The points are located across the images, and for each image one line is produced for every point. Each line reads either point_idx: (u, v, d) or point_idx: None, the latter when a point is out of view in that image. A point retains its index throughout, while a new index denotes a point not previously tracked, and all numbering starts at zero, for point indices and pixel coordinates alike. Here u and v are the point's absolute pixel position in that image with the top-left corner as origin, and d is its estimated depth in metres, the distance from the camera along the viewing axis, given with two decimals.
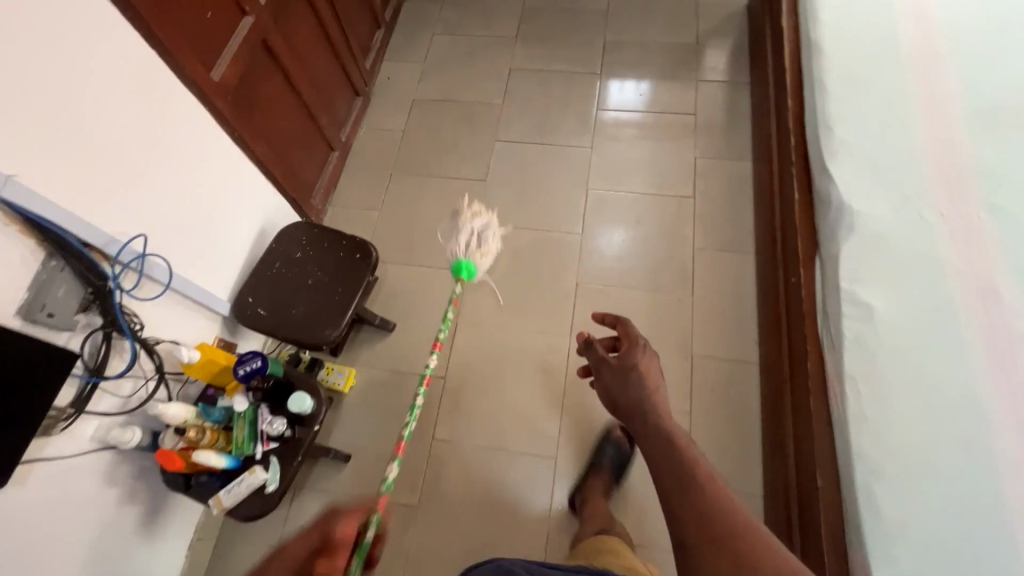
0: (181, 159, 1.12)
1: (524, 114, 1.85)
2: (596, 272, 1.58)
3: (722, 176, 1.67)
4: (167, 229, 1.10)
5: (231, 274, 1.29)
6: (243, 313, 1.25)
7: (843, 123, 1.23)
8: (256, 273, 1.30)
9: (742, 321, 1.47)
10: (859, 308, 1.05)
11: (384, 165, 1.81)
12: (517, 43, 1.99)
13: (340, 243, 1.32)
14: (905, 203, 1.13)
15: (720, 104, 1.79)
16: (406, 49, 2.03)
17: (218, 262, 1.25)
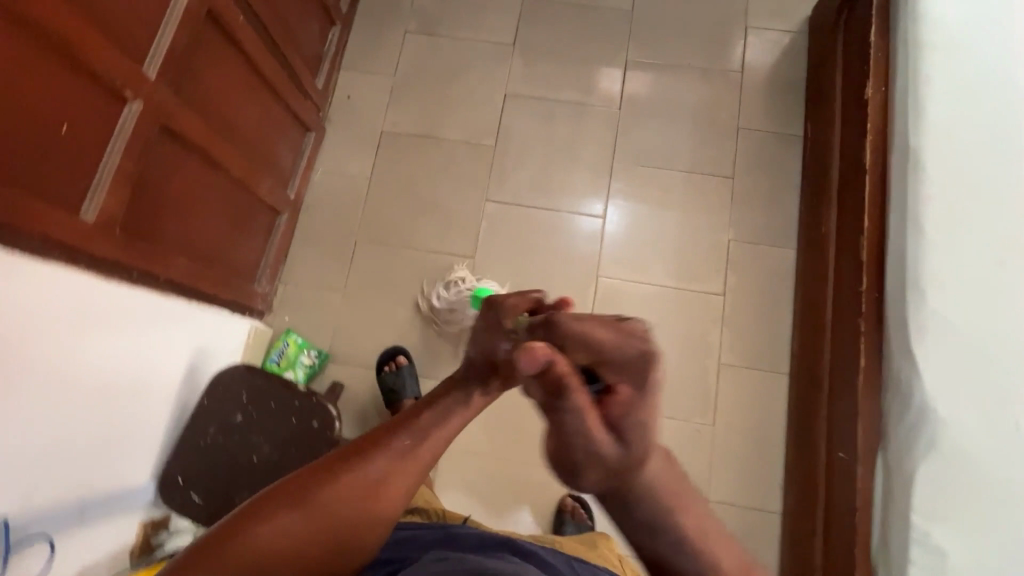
0: (62, 349, 0.81)
1: (522, 163, 1.48)
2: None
3: (759, 266, 1.40)
4: (51, 446, 0.82)
5: (149, 444, 1.03)
6: (171, 497, 1.04)
7: (936, 287, 0.96)
8: (185, 442, 1.06)
9: (767, 460, 1.29)
10: (931, 556, 0.87)
11: (347, 229, 1.47)
12: (516, 55, 1.56)
13: (291, 404, 1.08)
14: (1000, 408, 0.91)
15: (764, 164, 1.46)
16: (372, 54, 1.57)
17: (130, 442, 0.98)
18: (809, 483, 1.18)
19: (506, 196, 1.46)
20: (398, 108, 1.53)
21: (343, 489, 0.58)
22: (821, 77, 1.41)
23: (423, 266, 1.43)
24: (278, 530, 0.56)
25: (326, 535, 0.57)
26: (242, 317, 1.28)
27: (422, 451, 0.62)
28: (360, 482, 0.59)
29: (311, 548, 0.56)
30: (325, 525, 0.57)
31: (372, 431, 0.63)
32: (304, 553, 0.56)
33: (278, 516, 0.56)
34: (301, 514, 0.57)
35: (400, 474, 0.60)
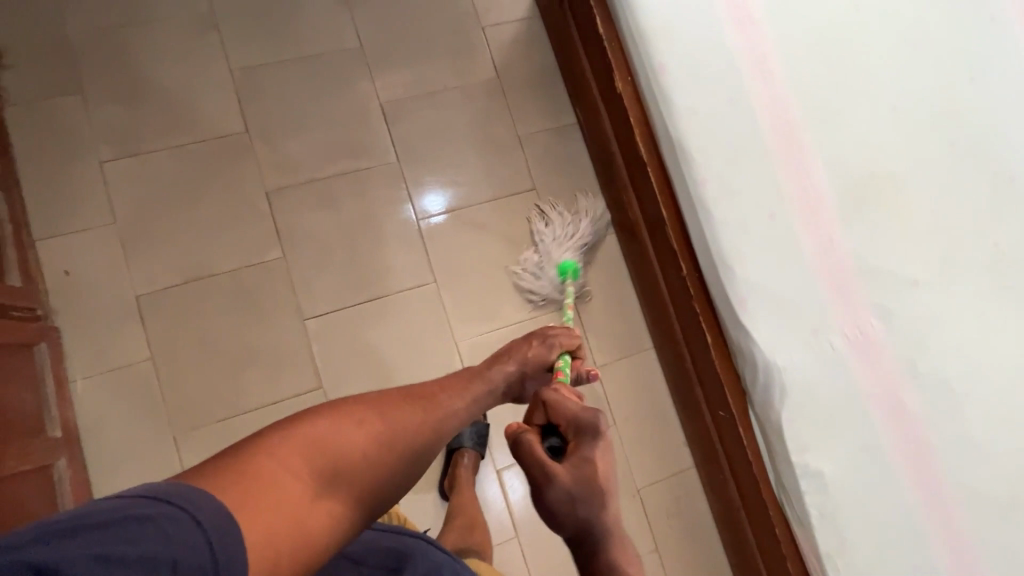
0: None
1: (325, 264, 1.31)
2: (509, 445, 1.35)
3: (593, 263, 1.44)
4: None
5: None
6: None
7: (742, 260, 1.09)
8: None
9: (666, 429, 1.41)
10: (814, 480, 1.05)
11: (153, 429, 1.19)
12: (256, 143, 1.32)
13: None
14: (814, 337, 1.09)
15: (555, 163, 1.46)
16: (70, 208, 1.22)
17: None
18: (708, 439, 1.32)
19: (323, 307, 1.29)
20: (143, 260, 1.23)
21: (359, 416, 0.67)
22: (570, 65, 1.43)
23: (270, 423, 1.23)
24: (322, 442, 0.62)
25: (326, 460, 0.61)
26: None
27: (449, 406, 0.79)
28: (412, 414, 0.73)
29: (351, 466, 0.63)
30: (368, 445, 0.65)
31: (401, 392, 0.75)
32: (347, 474, 0.62)
33: (319, 423, 0.63)
34: (363, 414, 0.68)
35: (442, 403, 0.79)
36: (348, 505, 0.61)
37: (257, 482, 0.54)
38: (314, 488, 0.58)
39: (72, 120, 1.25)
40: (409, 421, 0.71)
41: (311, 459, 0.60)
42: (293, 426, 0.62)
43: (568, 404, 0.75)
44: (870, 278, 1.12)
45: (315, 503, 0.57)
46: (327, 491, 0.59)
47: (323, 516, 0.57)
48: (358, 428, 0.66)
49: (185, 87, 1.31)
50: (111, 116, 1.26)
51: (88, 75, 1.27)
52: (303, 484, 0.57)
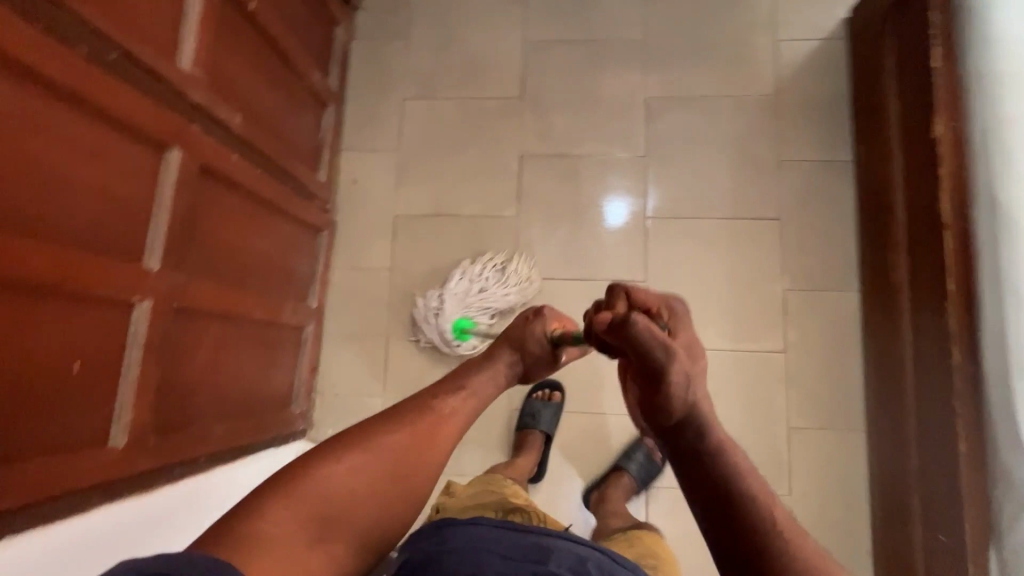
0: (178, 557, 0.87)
1: (549, 233, 1.37)
2: (664, 468, 1.31)
3: (822, 316, 1.29)
4: None
5: None
6: None
7: None
8: None
9: (852, 526, 1.22)
10: None
11: (375, 328, 1.39)
12: (525, 110, 1.43)
13: None
14: None
15: (813, 197, 1.33)
16: (370, 130, 1.46)
17: None
18: (908, 562, 1.10)
19: (536, 272, 1.36)
20: (409, 186, 1.43)
21: (353, 454, 0.65)
22: (869, 96, 1.27)
23: (462, 358, 1.35)
24: (322, 483, 0.61)
25: (329, 509, 0.60)
26: (288, 445, 1.25)
27: (455, 417, 0.76)
28: (401, 439, 0.69)
29: (346, 510, 0.62)
30: (369, 479, 0.64)
31: (396, 411, 0.73)
32: (346, 515, 0.61)
33: (323, 460, 0.63)
34: (354, 451, 0.65)
35: (445, 421, 0.75)
36: (351, 542, 0.61)
37: (260, 543, 0.54)
38: (310, 539, 0.58)
39: (393, 60, 1.48)
40: (407, 448, 0.69)
41: (305, 509, 0.59)
42: (288, 479, 0.60)
43: (649, 291, 0.71)
44: None
45: (316, 548, 0.58)
46: (327, 535, 0.59)
47: (324, 557, 0.58)
48: (350, 466, 0.64)
49: (484, 48, 1.47)
50: (421, 62, 1.48)
51: (416, 26, 1.49)
52: (302, 531, 0.57)
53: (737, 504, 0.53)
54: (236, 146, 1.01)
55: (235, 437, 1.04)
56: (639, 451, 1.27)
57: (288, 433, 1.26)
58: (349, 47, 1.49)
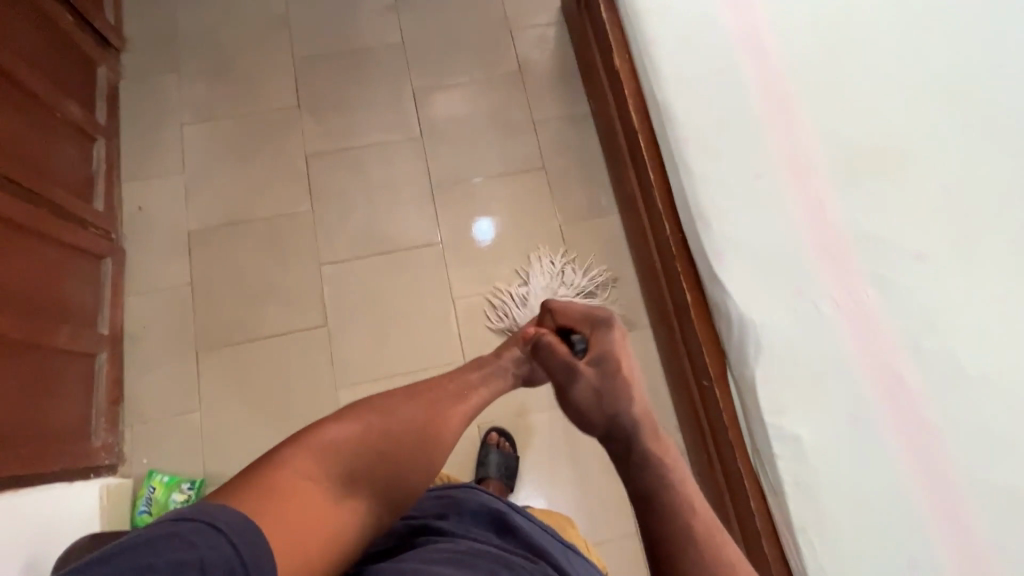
0: None
1: (346, 217, 1.46)
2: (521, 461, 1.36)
3: (594, 239, 1.49)
4: None
5: None
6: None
7: (720, 214, 1.09)
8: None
9: (658, 409, 1.38)
10: (789, 444, 0.98)
11: (181, 344, 1.35)
12: (303, 116, 1.54)
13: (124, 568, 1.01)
14: (796, 296, 1.05)
15: (566, 146, 1.56)
16: (152, 159, 1.48)
17: None
18: (696, 418, 1.26)
19: (340, 255, 1.43)
20: (200, 203, 1.46)
21: (370, 422, 0.68)
22: (585, 58, 1.55)
23: (280, 351, 1.36)
24: (333, 447, 0.65)
25: (352, 473, 0.65)
26: (86, 481, 1.16)
27: (466, 403, 0.76)
28: (416, 409, 0.72)
29: (362, 470, 0.65)
30: (379, 447, 0.67)
31: (406, 390, 0.74)
32: (367, 480, 0.65)
33: (333, 426, 0.67)
34: (370, 419, 0.69)
35: (463, 391, 0.77)
36: (373, 500, 0.65)
37: (276, 498, 0.59)
38: (336, 491, 0.63)
39: (166, 91, 1.54)
40: (416, 419, 0.71)
41: (324, 467, 0.64)
42: (306, 437, 0.66)
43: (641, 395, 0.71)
44: (863, 245, 1.08)
45: (339, 506, 0.62)
46: (347, 492, 0.63)
47: (347, 515, 0.62)
48: (362, 435, 0.67)
49: (256, 69, 1.57)
50: (195, 90, 1.55)
51: (185, 59, 1.57)
52: (321, 488, 0.62)
53: (661, 518, 0.60)
54: None
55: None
56: (492, 456, 1.31)
57: (87, 468, 1.18)
58: (117, 86, 1.52)
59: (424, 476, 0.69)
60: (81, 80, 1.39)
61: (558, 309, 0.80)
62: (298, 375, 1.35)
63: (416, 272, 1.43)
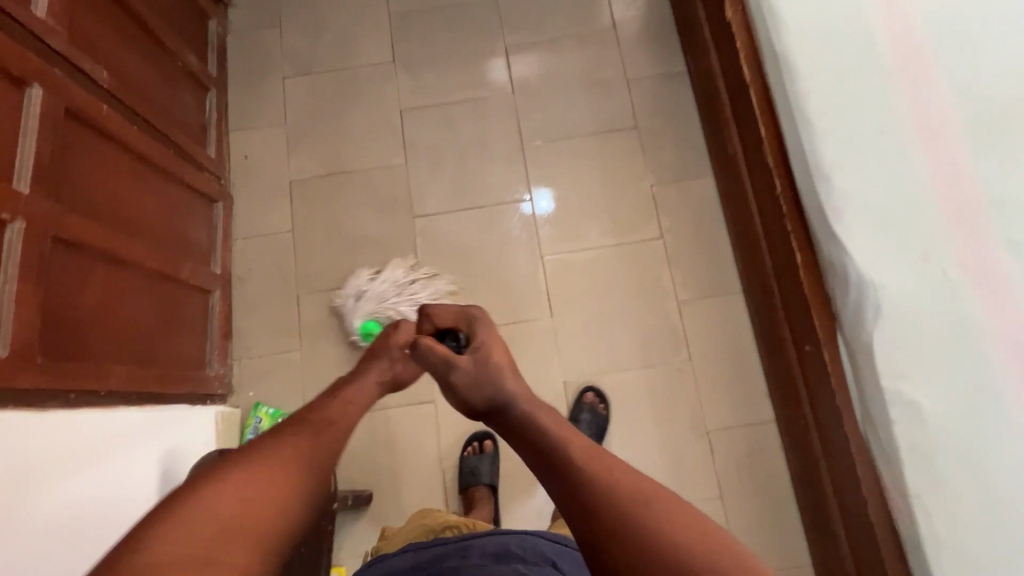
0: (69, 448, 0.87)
1: (438, 171, 1.48)
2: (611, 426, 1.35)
3: (686, 202, 1.45)
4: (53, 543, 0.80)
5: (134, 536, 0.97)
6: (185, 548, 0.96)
7: (842, 170, 1.04)
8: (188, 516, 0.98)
9: (748, 376, 1.35)
10: (907, 410, 0.94)
11: (284, 287, 1.43)
12: (398, 71, 1.56)
13: None
14: (921, 259, 1.00)
15: (660, 106, 1.52)
16: (256, 111, 1.55)
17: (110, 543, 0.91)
18: (792, 384, 1.23)
19: (431, 208, 1.46)
20: (301, 154, 1.51)
21: (251, 458, 0.57)
22: (686, 14, 1.50)
23: (374, 298, 1.41)
24: (203, 514, 0.51)
25: (234, 525, 0.52)
26: (203, 405, 1.25)
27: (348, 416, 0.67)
28: (295, 449, 0.60)
29: (252, 518, 0.53)
30: (259, 485, 0.55)
31: (309, 400, 0.68)
32: (260, 523, 0.53)
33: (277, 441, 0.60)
34: (249, 466, 0.56)
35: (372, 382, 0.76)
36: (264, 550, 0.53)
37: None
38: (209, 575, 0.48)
39: (270, 46, 1.59)
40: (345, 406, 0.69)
41: (193, 539, 0.49)
42: (173, 509, 0.51)
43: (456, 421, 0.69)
44: (1001, 208, 1.01)
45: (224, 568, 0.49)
46: (228, 553, 0.50)
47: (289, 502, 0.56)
48: (253, 475, 0.56)
49: (353, 25, 1.60)
50: (296, 45, 1.59)
51: (287, 14, 1.61)
52: (193, 554, 0.48)
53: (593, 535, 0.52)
54: (107, 101, 1.07)
55: (140, 382, 1.05)
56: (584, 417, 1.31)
57: (204, 395, 1.26)
58: (225, 41, 1.58)
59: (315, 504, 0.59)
60: (197, 32, 1.45)
61: (434, 314, 0.82)
62: (392, 322, 1.40)
63: (506, 228, 1.45)
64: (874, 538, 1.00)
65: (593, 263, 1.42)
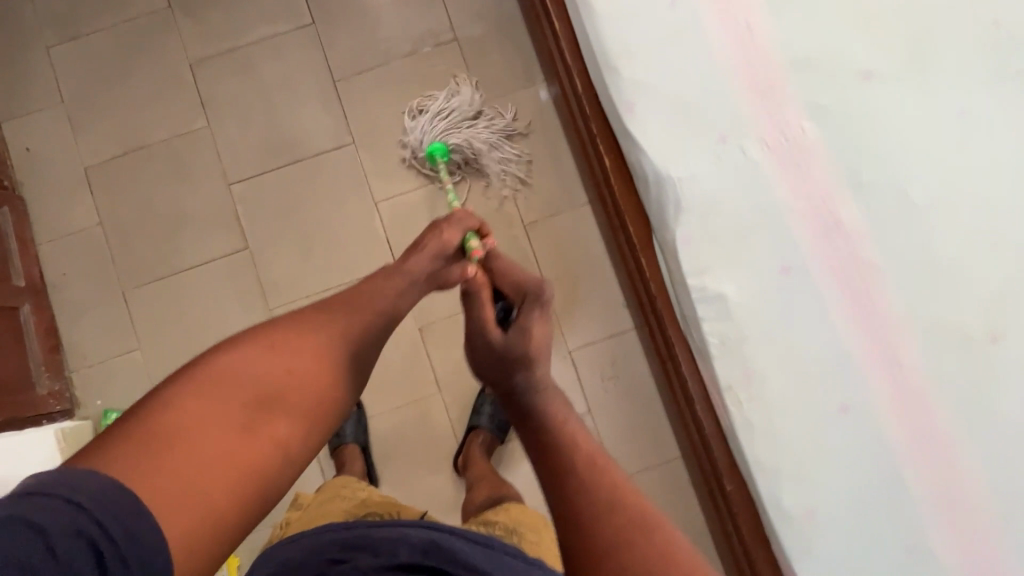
0: None
1: (247, 128, 1.34)
2: None
3: (521, 115, 1.34)
4: None
5: None
6: None
7: (629, 58, 0.95)
8: None
9: (605, 290, 1.32)
10: (714, 305, 0.92)
11: (106, 287, 1.32)
12: (178, 18, 1.36)
13: None
14: (720, 143, 0.93)
15: (478, 9, 1.36)
16: (26, 93, 1.34)
17: None
18: (636, 293, 1.20)
19: (247, 171, 1.33)
20: (90, 134, 1.34)
21: (278, 335, 0.65)
22: None
23: (207, 282, 1.32)
24: (229, 375, 0.60)
25: (269, 393, 0.61)
26: (38, 427, 1.18)
27: (375, 297, 0.76)
28: (328, 330, 0.68)
29: (276, 386, 0.61)
30: (281, 364, 0.63)
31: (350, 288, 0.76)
32: (289, 394, 0.62)
33: (224, 358, 0.61)
34: (278, 341, 0.64)
35: (366, 305, 0.74)
36: (298, 416, 0.62)
37: (207, 399, 0.57)
38: (246, 420, 0.58)
39: (21, 12, 1.35)
40: (325, 335, 0.67)
41: (231, 394, 0.59)
42: (214, 357, 0.61)
43: (518, 271, 0.82)
44: (801, 71, 0.93)
45: (251, 431, 0.58)
46: (265, 412, 0.59)
47: (268, 438, 0.58)
48: (266, 362, 0.62)
49: None
50: (52, 5, 1.36)
51: None
52: (228, 414, 0.57)
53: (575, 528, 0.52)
54: None
55: None
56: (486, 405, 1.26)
57: (37, 416, 1.19)
58: None
59: (322, 400, 0.64)
60: None
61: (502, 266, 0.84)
62: (230, 302, 1.31)
63: (333, 179, 1.33)
64: (704, 431, 1.03)
65: (432, 201, 1.33)
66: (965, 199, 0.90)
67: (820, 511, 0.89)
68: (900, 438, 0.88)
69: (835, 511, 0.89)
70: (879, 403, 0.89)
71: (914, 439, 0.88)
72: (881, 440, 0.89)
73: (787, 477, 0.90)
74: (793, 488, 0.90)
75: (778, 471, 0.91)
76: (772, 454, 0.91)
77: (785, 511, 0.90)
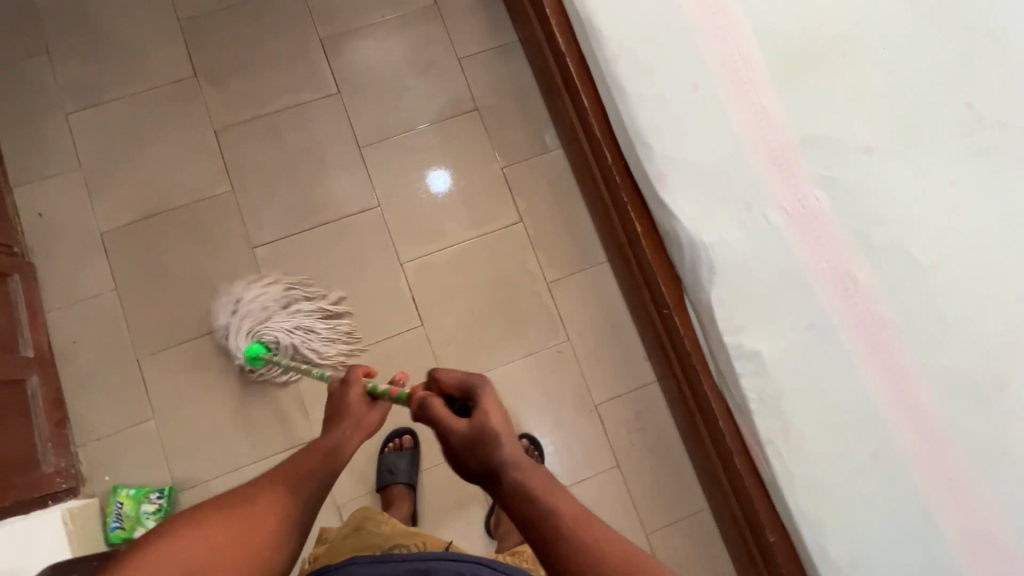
0: None
1: (272, 192, 1.35)
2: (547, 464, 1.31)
3: (540, 180, 1.41)
4: None
5: None
6: None
7: (660, 135, 1.03)
8: None
9: (626, 345, 1.36)
10: (750, 361, 0.98)
11: (119, 355, 1.27)
12: (204, 88, 1.39)
13: None
14: (746, 212, 1.01)
15: (497, 82, 1.44)
16: (42, 158, 1.33)
17: None
18: (662, 347, 1.25)
19: (271, 234, 1.34)
20: (108, 199, 1.32)
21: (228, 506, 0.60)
22: None
23: (227, 346, 1.29)
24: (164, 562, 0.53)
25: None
26: (44, 509, 1.11)
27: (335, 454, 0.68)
28: (281, 489, 0.63)
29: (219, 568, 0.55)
30: (227, 544, 0.56)
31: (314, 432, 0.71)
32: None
33: (167, 539, 0.55)
34: (227, 515, 0.59)
35: (319, 451, 0.68)
36: None
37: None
38: None
39: (42, 80, 1.35)
40: (277, 500, 0.62)
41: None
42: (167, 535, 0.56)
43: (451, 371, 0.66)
44: (813, 148, 1.03)
45: None
46: None
47: None
48: (219, 543, 0.56)
49: (137, 40, 1.39)
50: (74, 74, 1.36)
51: (53, 38, 1.37)
52: None
53: None
54: None
55: None
56: None
57: (44, 496, 1.13)
58: None
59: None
60: None
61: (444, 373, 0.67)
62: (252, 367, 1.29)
63: (359, 241, 1.35)
64: (743, 482, 1.06)
65: (456, 262, 1.36)
66: (960, 259, 1.00)
67: (863, 561, 0.93)
68: (929, 484, 0.94)
69: (878, 560, 0.93)
70: (910, 451, 0.95)
71: (943, 484, 0.94)
72: (912, 487, 0.94)
73: (832, 527, 0.94)
74: (836, 538, 0.94)
75: (821, 523, 0.94)
76: (815, 506, 0.95)
77: (830, 561, 0.94)
